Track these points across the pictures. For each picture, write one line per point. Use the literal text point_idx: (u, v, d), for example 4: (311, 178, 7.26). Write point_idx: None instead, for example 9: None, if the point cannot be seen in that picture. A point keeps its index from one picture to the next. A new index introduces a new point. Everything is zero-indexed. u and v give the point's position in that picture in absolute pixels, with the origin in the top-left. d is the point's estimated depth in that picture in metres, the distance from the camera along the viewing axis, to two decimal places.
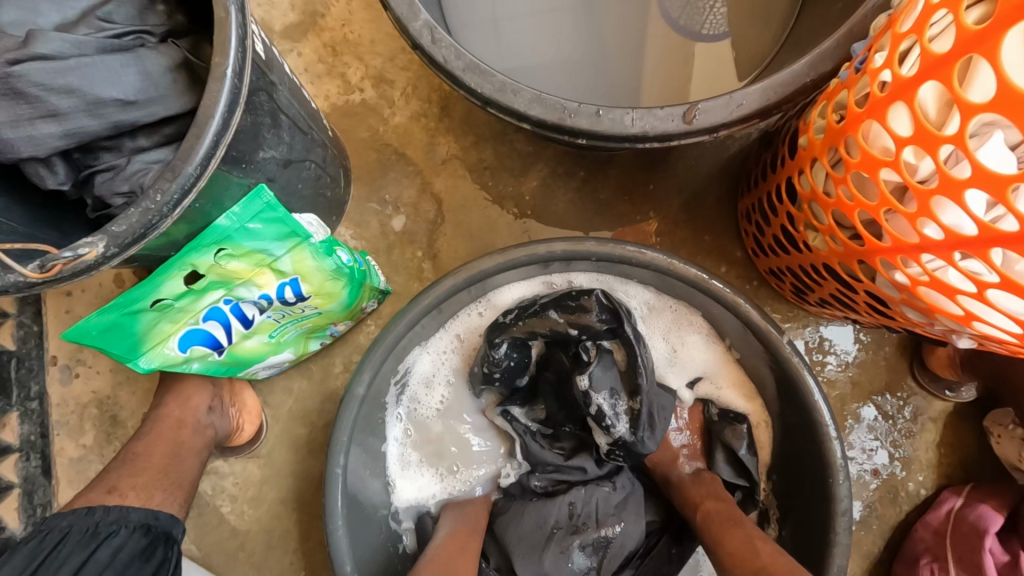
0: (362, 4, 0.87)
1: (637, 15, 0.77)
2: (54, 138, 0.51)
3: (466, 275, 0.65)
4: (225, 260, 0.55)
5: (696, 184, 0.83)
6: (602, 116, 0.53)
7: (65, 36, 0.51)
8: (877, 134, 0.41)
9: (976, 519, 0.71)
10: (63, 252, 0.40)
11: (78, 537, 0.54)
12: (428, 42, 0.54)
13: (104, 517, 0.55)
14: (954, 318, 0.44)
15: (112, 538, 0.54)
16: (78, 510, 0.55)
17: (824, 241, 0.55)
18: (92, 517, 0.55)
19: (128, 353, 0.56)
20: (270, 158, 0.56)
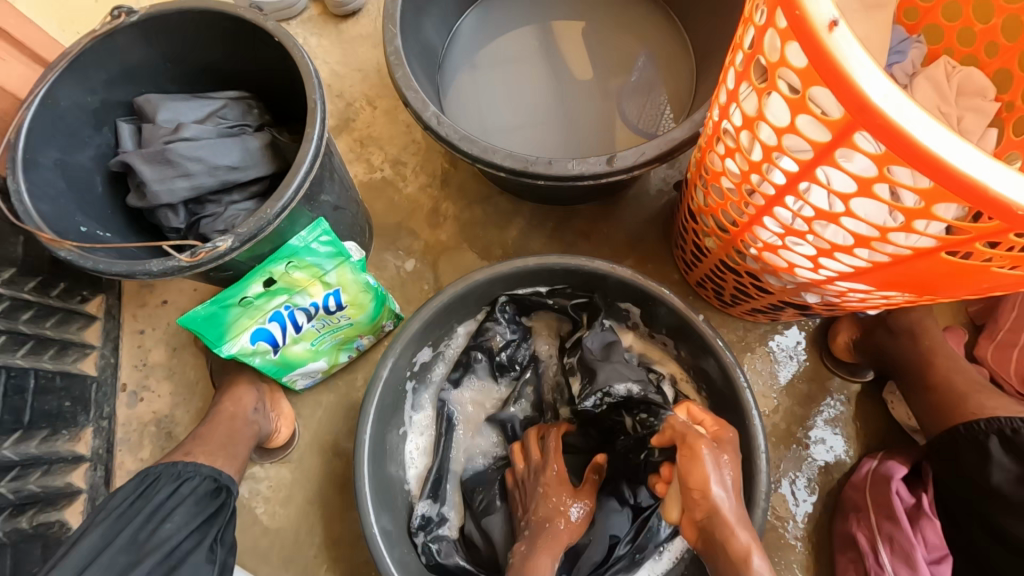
0: (383, 111, 1.19)
1: (589, 109, 1.07)
2: (184, 191, 0.76)
3: (463, 286, 0.87)
4: (292, 270, 0.77)
5: (639, 226, 1.08)
6: (553, 165, 0.79)
7: (199, 127, 0.78)
8: (715, 158, 0.67)
9: (885, 471, 0.86)
10: (207, 244, 0.65)
11: (167, 477, 0.72)
12: (435, 124, 0.82)
13: (184, 467, 0.74)
14: (788, 270, 0.66)
15: (190, 480, 0.73)
16: (166, 462, 0.74)
17: (714, 241, 0.78)
18: (175, 466, 0.74)
19: (216, 340, 0.76)
20: (326, 201, 0.81)
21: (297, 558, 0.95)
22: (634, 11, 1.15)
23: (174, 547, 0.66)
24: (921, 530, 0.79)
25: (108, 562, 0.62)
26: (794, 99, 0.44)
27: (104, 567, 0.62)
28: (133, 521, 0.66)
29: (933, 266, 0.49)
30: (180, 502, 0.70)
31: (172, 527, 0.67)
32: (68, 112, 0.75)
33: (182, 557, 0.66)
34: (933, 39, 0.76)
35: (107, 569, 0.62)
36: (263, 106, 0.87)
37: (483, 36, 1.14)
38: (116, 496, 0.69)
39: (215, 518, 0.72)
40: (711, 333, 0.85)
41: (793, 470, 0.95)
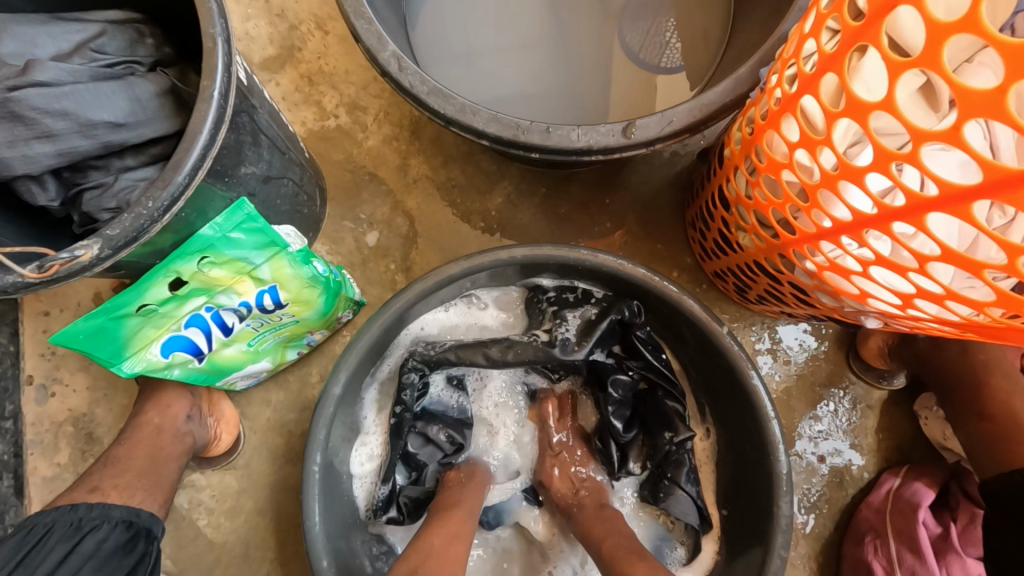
0: (336, 39, 0.94)
1: (594, 45, 0.85)
2: (47, 157, 0.55)
3: (434, 281, 0.70)
4: (208, 268, 0.59)
5: (648, 197, 0.90)
6: (551, 133, 0.60)
7: (61, 65, 0.56)
8: (777, 142, 0.49)
9: (911, 495, 0.77)
10: (60, 253, 0.44)
11: (62, 530, 0.54)
12: (395, 70, 0.61)
13: (88, 512, 0.56)
14: (856, 298, 0.50)
15: (95, 531, 0.55)
16: (61, 507, 0.55)
17: (752, 239, 0.62)
18: (75, 513, 0.55)
19: (112, 357, 0.59)
20: (251, 173, 0.61)
21: None
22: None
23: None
24: (949, 568, 0.72)
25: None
26: None
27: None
28: None
29: None
30: (85, 562, 0.52)
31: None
32: None
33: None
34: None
35: None
36: (160, 33, 0.64)
37: None
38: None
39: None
40: (738, 350, 0.68)
41: (804, 484, 0.85)
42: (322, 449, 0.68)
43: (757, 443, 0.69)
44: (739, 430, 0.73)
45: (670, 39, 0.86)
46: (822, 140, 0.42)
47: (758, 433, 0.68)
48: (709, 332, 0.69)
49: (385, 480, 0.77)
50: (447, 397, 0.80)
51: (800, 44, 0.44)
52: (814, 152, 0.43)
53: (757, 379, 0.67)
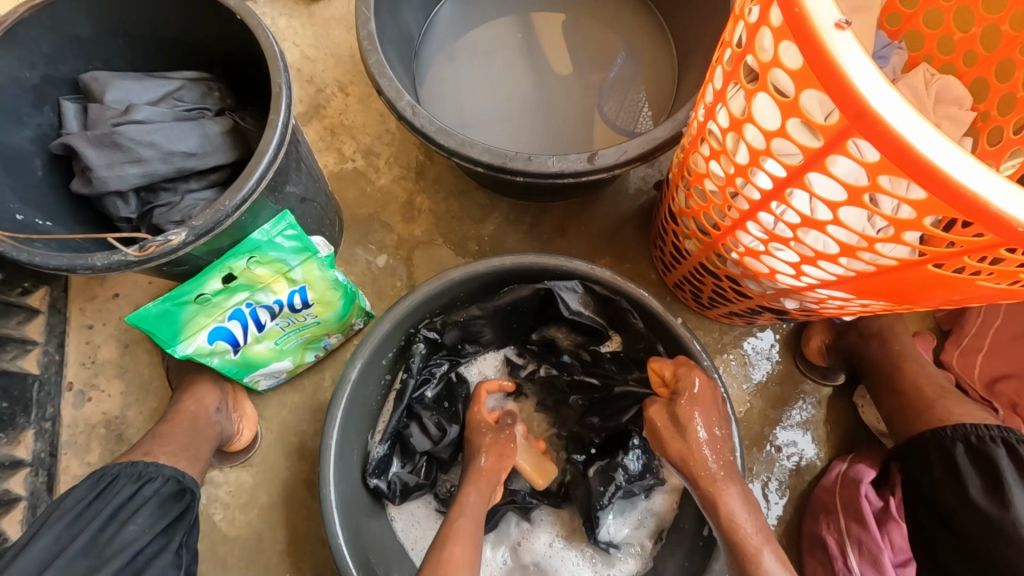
0: (355, 99, 1.14)
1: (568, 103, 1.05)
2: (134, 177, 0.70)
3: (437, 284, 0.83)
4: (254, 266, 0.73)
5: (617, 224, 1.06)
6: (532, 161, 0.77)
7: (153, 109, 0.72)
8: (699, 159, 0.64)
9: (855, 473, 0.87)
10: (158, 236, 0.59)
11: (127, 478, 0.62)
12: (410, 115, 0.78)
13: (147, 466, 0.64)
14: (768, 275, 0.64)
15: (152, 482, 0.63)
16: (125, 460, 0.63)
17: (694, 244, 0.77)
18: (137, 466, 0.63)
19: (170, 339, 0.71)
20: (293, 192, 0.76)
21: (257, 566, 0.91)
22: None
23: (138, 552, 0.57)
24: (890, 534, 0.80)
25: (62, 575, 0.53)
26: (788, 100, 0.41)
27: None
28: (91, 525, 0.57)
29: (917, 277, 0.48)
30: (143, 503, 0.61)
31: (135, 529, 0.58)
32: (6, 89, 0.68)
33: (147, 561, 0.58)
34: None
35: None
36: (225, 88, 0.82)
37: (465, 25, 1.09)
38: (62, 503, 0.59)
39: (177, 525, 0.62)
40: (690, 336, 0.81)
41: (765, 473, 0.95)
42: (337, 428, 0.79)
43: None
44: None
45: (642, 108, 1.05)
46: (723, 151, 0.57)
47: None
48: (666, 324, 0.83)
49: (384, 441, 0.87)
50: (446, 392, 0.91)
51: (706, 86, 0.61)
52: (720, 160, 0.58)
53: (710, 365, 0.80)
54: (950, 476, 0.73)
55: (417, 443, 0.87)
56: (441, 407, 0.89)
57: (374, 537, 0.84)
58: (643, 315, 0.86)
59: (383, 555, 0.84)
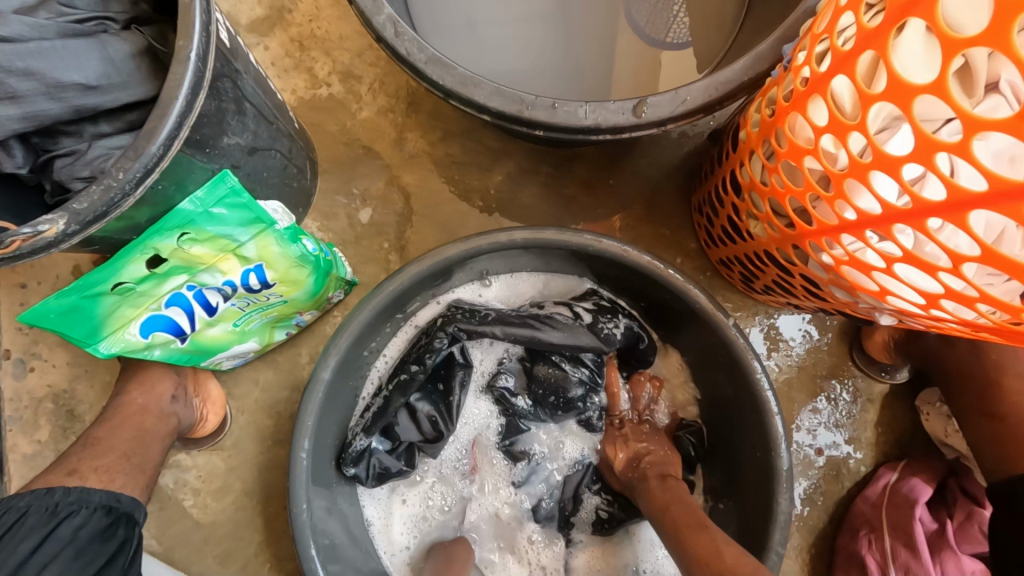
0: (329, 2, 0.89)
1: (603, 17, 0.81)
2: (12, 121, 0.51)
3: (431, 263, 0.67)
4: (188, 245, 0.56)
5: (654, 178, 0.87)
6: (557, 109, 0.56)
7: (25, 19, 0.51)
8: (800, 126, 0.45)
9: (908, 491, 0.77)
10: (21, 228, 0.41)
11: (37, 516, 0.51)
12: (391, 36, 0.56)
13: (65, 497, 0.54)
14: (873, 293, 0.48)
15: (72, 517, 0.53)
16: (36, 491, 0.53)
17: (764, 228, 0.59)
18: (52, 497, 0.53)
19: (88, 337, 0.56)
20: (235, 144, 0.57)
21: (234, 556, 0.83)
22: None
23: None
24: (942, 563, 0.71)
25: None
26: None
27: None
28: None
29: None
30: (62, 547, 0.50)
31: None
32: None
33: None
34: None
35: None
36: None
37: None
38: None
39: (108, 567, 0.52)
40: (744, 342, 0.66)
41: (802, 478, 0.84)
42: (311, 434, 0.66)
43: (761, 439, 0.67)
44: (738, 417, 0.72)
45: (678, 15, 0.81)
46: (852, 124, 0.38)
47: (759, 427, 0.67)
48: (713, 322, 0.67)
49: (370, 431, 0.71)
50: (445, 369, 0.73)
51: (835, 15, 0.40)
52: (843, 136, 0.40)
53: (762, 377, 0.66)
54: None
55: (406, 432, 0.73)
56: (434, 389, 0.73)
57: (351, 539, 0.73)
58: (675, 316, 0.74)
59: (368, 563, 0.75)
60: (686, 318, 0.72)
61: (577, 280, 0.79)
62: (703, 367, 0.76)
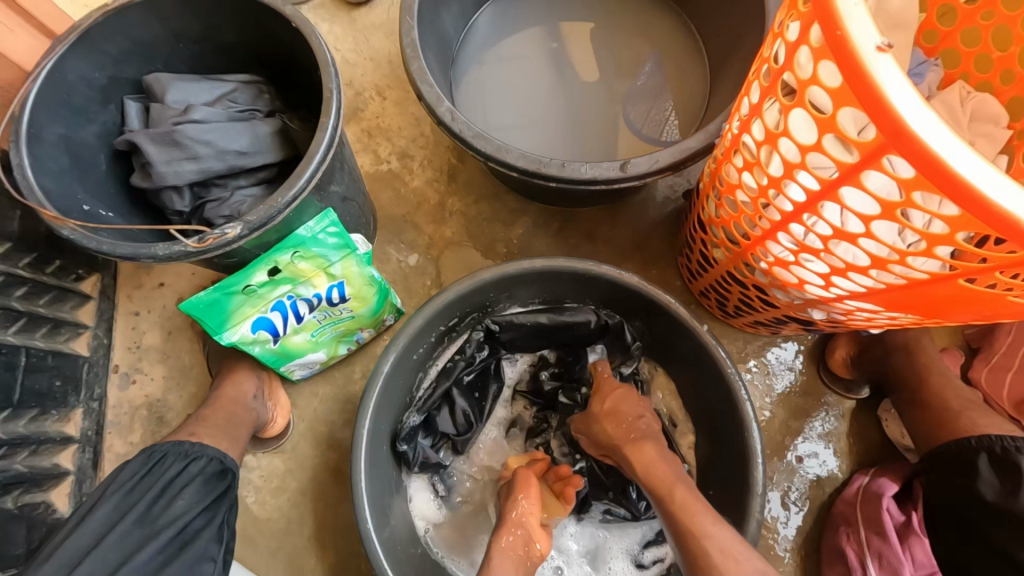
0: (392, 104, 1.17)
1: (600, 112, 1.07)
2: (190, 174, 0.75)
3: (468, 284, 0.85)
4: (297, 260, 0.76)
5: (644, 231, 1.08)
6: (566, 167, 0.79)
7: (210, 109, 0.77)
8: (731, 170, 0.66)
9: (877, 487, 0.87)
10: (216, 230, 0.63)
11: (174, 458, 0.66)
12: (449, 120, 0.81)
13: (192, 446, 0.68)
14: (796, 286, 0.66)
15: (197, 462, 0.67)
16: (173, 440, 0.68)
17: (723, 252, 0.78)
18: (183, 446, 0.67)
19: (217, 326, 0.75)
20: (336, 191, 0.80)
21: (286, 549, 0.95)
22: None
23: (182, 527, 0.61)
24: (911, 549, 0.79)
25: (115, 543, 0.57)
26: (827, 117, 0.44)
27: (108, 550, 0.57)
28: (145, 498, 0.61)
29: (944, 292, 0.49)
30: (190, 479, 0.65)
31: (181, 504, 0.62)
32: (75, 86, 0.73)
33: (191, 535, 0.61)
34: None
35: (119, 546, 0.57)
36: (274, 90, 0.85)
37: (501, 31, 1.12)
38: (122, 471, 0.64)
39: (222, 501, 0.66)
40: (717, 345, 0.80)
41: (785, 483, 0.96)
42: (369, 417, 0.81)
43: (738, 429, 0.80)
44: (717, 414, 0.85)
45: (657, 110, 1.07)
46: (756, 163, 0.59)
47: (735, 415, 0.80)
48: (692, 331, 0.82)
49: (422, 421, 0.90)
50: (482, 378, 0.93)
51: (742, 99, 0.63)
52: (753, 171, 0.60)
53: (735, 374, 0.79)
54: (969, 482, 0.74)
55: (446, 426, 0.91)
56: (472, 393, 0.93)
57: (392, 516, 0.85)
58: (667, 335, 0.89)
59: (404, 543, 0.85)
60: (677, 336, 0.87)
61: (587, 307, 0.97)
62: (688, 378, 0.91)
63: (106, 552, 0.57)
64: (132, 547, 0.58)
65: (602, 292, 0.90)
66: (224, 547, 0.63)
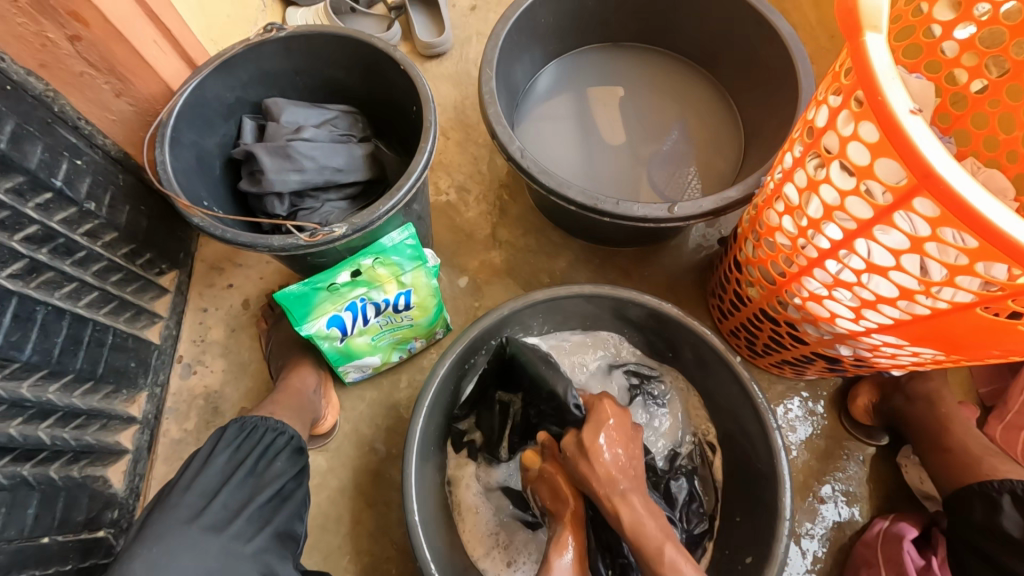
0: (454, 143, 1.31)
1: (640, 165, 1.19)
2: (294, 183, 0.85)
3: (521, 303, 0.93)
4: (377, 266, 0.85)
5: (678, 273, 1.17)
6: (620, 205, 0.89)
7: (317, 130, 0.89)
8: (771, 215, 0.76)
9: (897, 529, 0.91)
10: (326, 228, 0.75)
11: (264, 428, 0.79)
12: (519, 156, 0.92)
13: (275, 422, 0.81)
14: (828, 319, 0.74)
15: (281, 435, 0.80)
16: (261, 415, 0.81)
17: (757, 290, 0.86)
18: (268, 421, 0.81)
19: (300, 317, 0.84)
20: (416, 209, 0.90)
21: (321, 545, 0.98)
22: (651, 54, 1.30)
23: (281, 487, 0.73)
24: None
25: (234, 490, 0.69)
26: (866, 166, 0.53)
27: (228, 496, 0.68)
28: (248, 457, 0.74)
29: (968, 320, 0.57)
30: (280, 449, 0.78)
31: (278, 468, 0.75)
32: (209, 103, 0.85)
33: (287, 494, 0.74)
34: (934, 71, 0.83)
35: (233, 495, 0.69)
36: (366, 121, 0.98)
37: (557, 89, 1.27)
38: (221, 438, 0.76)
39: (303, 473, 0.79)
40: (748, 375, 0.87)
41: (807, 523, 0.99)
42: (423, 416, 0.87)
43: (766, 453, 0.85)
44: (747, 442, 0.90)
45: (693, 169, 1.19)
46: (797, 207, 0.68)
47: (764, 441, 0.85)
48: (726, 361, 0.89)
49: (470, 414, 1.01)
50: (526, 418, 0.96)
51: (784, 154, 0.73)
52: (794, 214, 0.69)
53: (764, 401, 0.85)
54: (990, 521, 0.78)
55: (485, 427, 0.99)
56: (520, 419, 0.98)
57: (432, 518, 0.89)
58: (704, 366, 0.96)
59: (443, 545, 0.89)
60: (711, 365, 0.93)
61: (624, 334, 1.05)
62: (723, 410, 0.96)
63: (228, 497, 0.68)
64: (246, 497, 0.69)
65: (640, 320, 0.99)
66: (306, 514, 0.76)
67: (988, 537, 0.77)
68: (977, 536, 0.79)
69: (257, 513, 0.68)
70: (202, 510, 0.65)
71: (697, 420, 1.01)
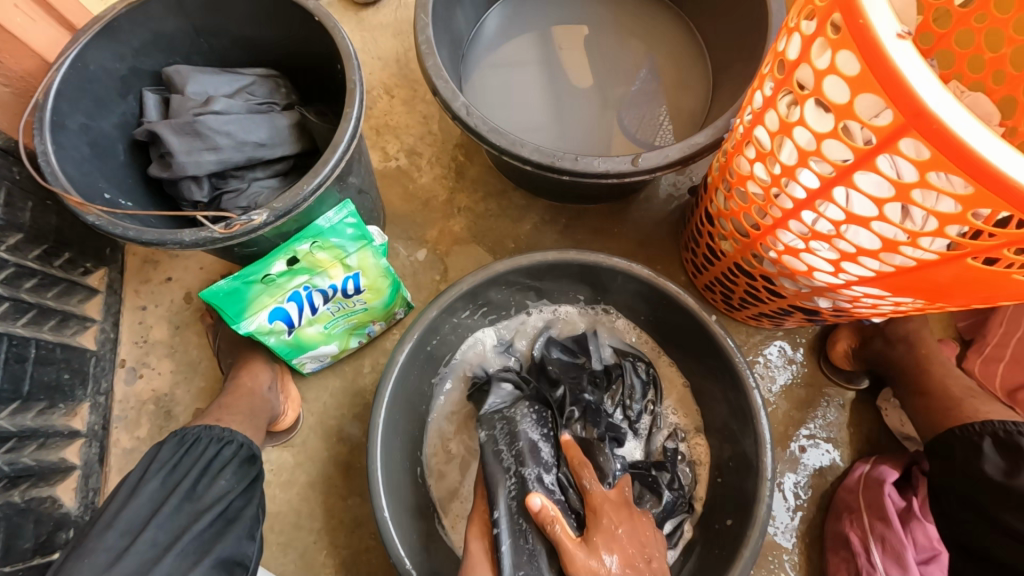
0: (399, 102, 1.19)
1: (604, 112, 1.09)
2: (210, 164, 0.75)
3: (483, 276, 0.86)
4: (316, 250, 0.77)
5: (649, 226, 1.11)
6: (579, 161, 0.81)
7: (231, 100, 0.78)
8: (742, 162, 0.68)
9: (878, 474, 0.89)
10: (243, 216, 0.66)
11: (207, 440, 0.73)
12: (464, 115, 0.83)
13: (222, 430, 0.75)
14: (805, 273, 0.69)
15: (228, 445, 0.74)
16: (203, 425, 0.75)
17: (731, 244, 0.80)
18: (212, 431, 0.75)
19: (235, 314, 0.76)
20: (353, 183, 0.81)
21: (296, 542, 0.95)
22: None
23: (225, 508, 0.68)
24: (913, 533, 0.81)
25: (164, 521, 0.64)
26: (844, 104, 0.46)
27: (157, 530, 0.63)
28: (186, 478, 0.68)
29: (953, 270, 0.52)
30: (225, 462, 0.73)
31: (221, 487, 0.70)
32: (96, 77, 0.74)
33: (234, 514, 0.69)
34: None
35: (162, 530, 0.63)
36: (290, 85, 0.87)
37: (508, 32, 1.15)
38: (155, 457, 0.70)
39: (255, 485, 0.74)
40: (724, 334, 0.83)
41: (790, 472, 0.98)
42: (386, 406, 0.82)
43: (746, 416, 0.82)
44: (726, 402, 0.87)
45: (661, 114, 1.10)
46: (770, 152, 0.61)
47: (744, 402, 0.82)
48: (701, 321, 0.84)
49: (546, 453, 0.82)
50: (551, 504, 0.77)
51: (754, 92, 0.65)
52: (766, 161, 0.62)
53: (743, 362, 0.81)
54: (971, 463, 0.77)
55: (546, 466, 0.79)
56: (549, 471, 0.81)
57: (407, 508, 0.85)
58: (683, 331, 0.91)
59: (423, 534, 0.86)
60: (688, 328, 0.89)
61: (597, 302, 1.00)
62: (702, 375, 0.92)
63: (156, 532, 0.62)
64: (181, 526, 0.64)
65: (608, 285, 0.93)
66: (257, 532, 0.70)
67: (970, 479, 0.77)
68: (958, 478, 0.78)
69: (190, 547, 0.63)
70: (121, 554, 0.60)
71: (676, 382, 0.98)
